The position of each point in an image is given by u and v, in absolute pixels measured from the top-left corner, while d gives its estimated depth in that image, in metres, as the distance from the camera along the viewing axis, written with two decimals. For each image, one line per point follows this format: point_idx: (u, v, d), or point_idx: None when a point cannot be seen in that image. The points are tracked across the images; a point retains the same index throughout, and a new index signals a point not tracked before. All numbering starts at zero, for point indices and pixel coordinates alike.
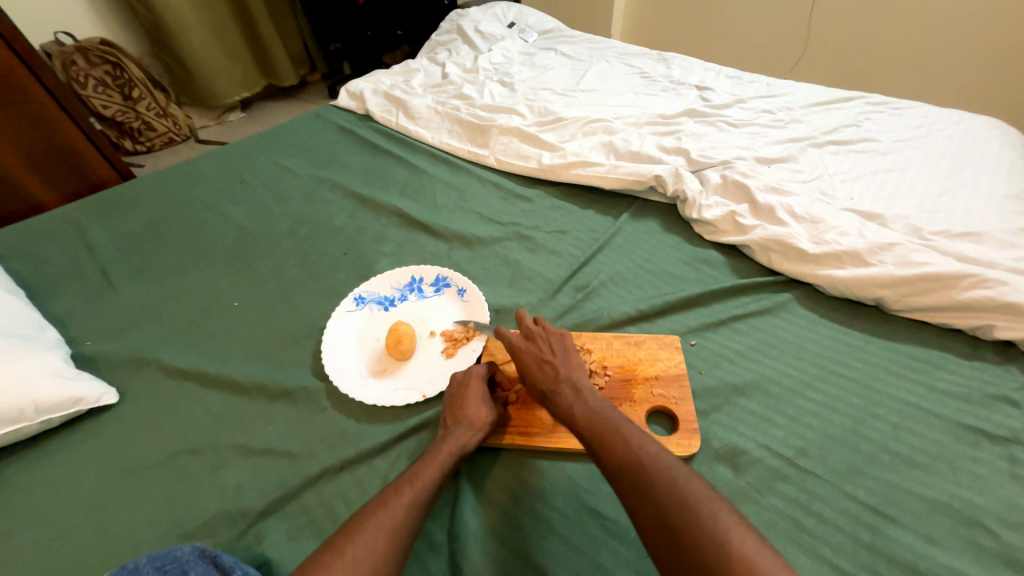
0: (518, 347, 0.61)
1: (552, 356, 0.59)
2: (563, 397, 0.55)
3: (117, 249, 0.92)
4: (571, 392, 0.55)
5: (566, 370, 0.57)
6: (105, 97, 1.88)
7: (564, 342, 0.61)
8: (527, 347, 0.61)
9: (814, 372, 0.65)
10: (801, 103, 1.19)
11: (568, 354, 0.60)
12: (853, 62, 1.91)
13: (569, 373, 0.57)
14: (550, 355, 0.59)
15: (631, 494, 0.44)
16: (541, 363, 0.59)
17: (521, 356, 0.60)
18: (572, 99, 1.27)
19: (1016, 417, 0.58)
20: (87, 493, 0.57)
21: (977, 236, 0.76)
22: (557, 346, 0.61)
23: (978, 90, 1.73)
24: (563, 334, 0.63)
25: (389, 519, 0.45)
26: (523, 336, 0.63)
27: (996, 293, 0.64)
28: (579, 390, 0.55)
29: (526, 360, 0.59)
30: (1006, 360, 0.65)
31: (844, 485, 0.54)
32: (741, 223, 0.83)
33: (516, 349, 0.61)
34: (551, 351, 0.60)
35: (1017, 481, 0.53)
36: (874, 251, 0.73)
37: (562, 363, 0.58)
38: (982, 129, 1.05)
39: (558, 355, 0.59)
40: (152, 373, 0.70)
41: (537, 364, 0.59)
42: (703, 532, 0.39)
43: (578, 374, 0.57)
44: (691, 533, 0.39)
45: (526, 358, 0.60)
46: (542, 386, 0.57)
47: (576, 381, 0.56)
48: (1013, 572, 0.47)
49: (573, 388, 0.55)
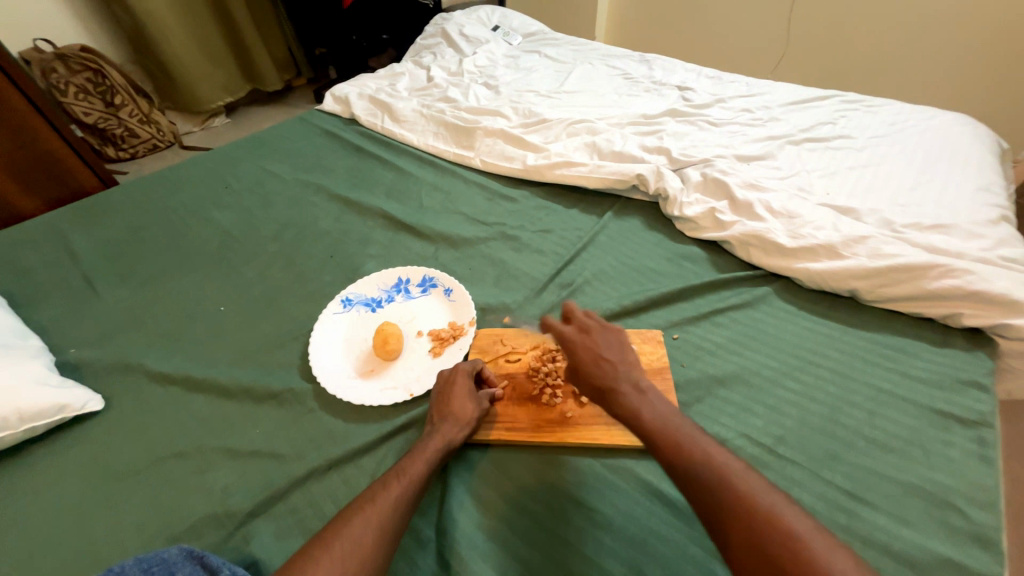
0: (574, 341, 0.59)
1: (608, 352, 0.57)
2: (623, 396, 0.53)
3: (100, 256, 0.92)
4: (632, 391, 0.53)
5: (623, 368, 0.55)
6: (87, 104, 1.85)
7: (619, 336, 0.60)
8: (584, 344, 0.58)
9: (792, 363, 0.67)
10: (779, 101, 1.22)
11: (623, 351, 0.58)
12: (831, 62, 1.96)
13: (627, 370, 0.55)
14: (607, 351, 0.57)
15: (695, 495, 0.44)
16: (597, 359, 0.56)
17: (576, 350, 0.58)
18: (556, 101, 1.28)
19: (985, 401, 0.61)
20: (73, 500, 0.57)
21: (947, 228, 0.79)
22: (613, 343, 0.59)
23: (952, 88, 1.78)
24: (618, 330, 0.61)
25: (377, 515, 0.46)
26: (578, 328, 0.60)
27: (963, 282, 0.67)
28: (639, 390, 0.53)
29: (581, 355, 0.57)
30: (975, 347, 0.67)
31: (821, 470, 0.56)
32: (721, 220, 0.85)
33: (570, 345, 0.59)
34: (607, 346, 0.58)
35: (985, 462, 0.55)
36: (848, 244, 0.75)
37: (619, 361, 0.56)
38: (953, 124, 1.09)
39: (613, 351, 0.57)
40: (137, 379, 0.70)
41: (592, 359, 0.56)
42: (770, 531, 0.39)
43: (636, 372, 0.56)
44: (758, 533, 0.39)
45: (580, 352, 0.58)
46: (596, 383, 0.55)
47: (635, 380, 0.54)
48: (983, 549, 0.49)
49: (634, 388, 0.53)
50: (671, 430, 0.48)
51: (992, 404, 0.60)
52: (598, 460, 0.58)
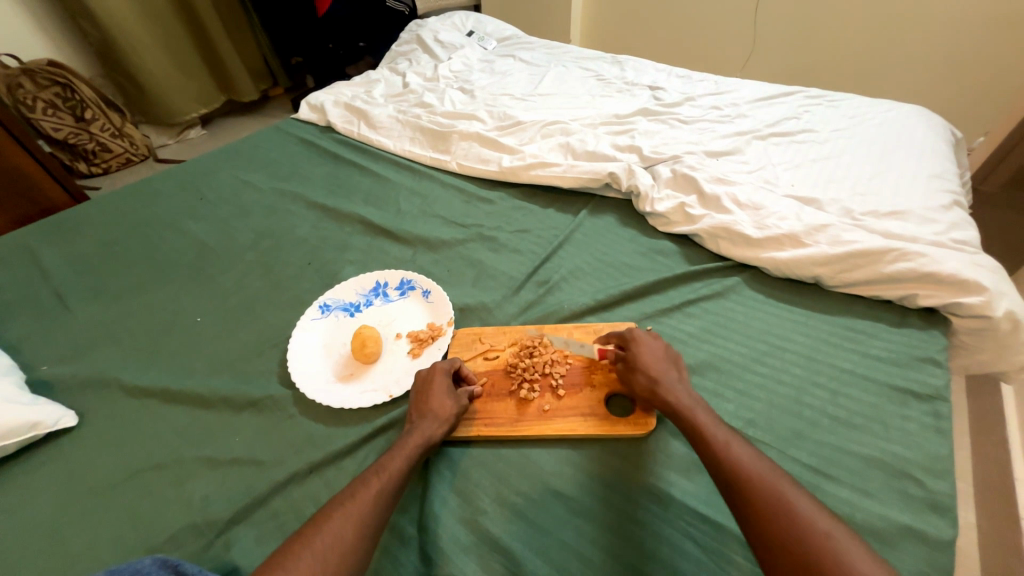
0: (643, 344, 0.63)
1: (670, 358, 0.62)
2: (674, 387, 0.58)
3: (72, 272, 0.90)
4: (680, 385, 0.59)
5: (677, 372, 0.61)
6: (56, 120, 1.81)
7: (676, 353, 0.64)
8: (651, 354, 0.62)
9: (760, 348, 0.70)
10: (745, 98, 1.26)
11: (674, 358, 0.63)
12: (798, 59, 2.02)
13: (679, 373, 0.61)
14: (668, 356, 0.63)
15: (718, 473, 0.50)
16: (663, 361, 0.61)
17: (644, 350, 0.62)
18: (530, 104, 1.30)
19: (939, 376, 0.64)
20: (47, 517, 0.56)
21: (902, 215, 0.83)
22: (669, 352, 0.63)
23: (912, 82, 1.86)
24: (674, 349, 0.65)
25: (358, 511, 0.47)
26: (646, 334, 0.65)
27: (917, 264, 0.70)
28: (688, 387, 0.59)
29: (648, 357, 0.61)
30: (930, 325, 0.71)
31: (787, 449, 0.58)
32: (690, 214, 0.88)
33: (636, 347, 0.63)
34: (669, 353, 0.63)
35: (939, 434, 0.58)
36: (809, 232, 0.78)
37: (675, 365, 0.62)
38: (909, 116, 1.14)
39: (667, 358, 0.62)
40: (112, 393, 0.69)
41: (657, 359, 0.61)
42: (797, 528, 0.44)
43: (685, 375, 0.61)
44: (782, 526, 0.44)
45: (649, 360, 0.61)
46: (654, 376, 0.59)
47: (683, 380, 0.60)
48: (937, 516, 0.51)
49: (683, 383, 0.59)
50: (705, 421, 0.54)
51: (946, 378, 0.64)
52: (576, 451, 0.60)
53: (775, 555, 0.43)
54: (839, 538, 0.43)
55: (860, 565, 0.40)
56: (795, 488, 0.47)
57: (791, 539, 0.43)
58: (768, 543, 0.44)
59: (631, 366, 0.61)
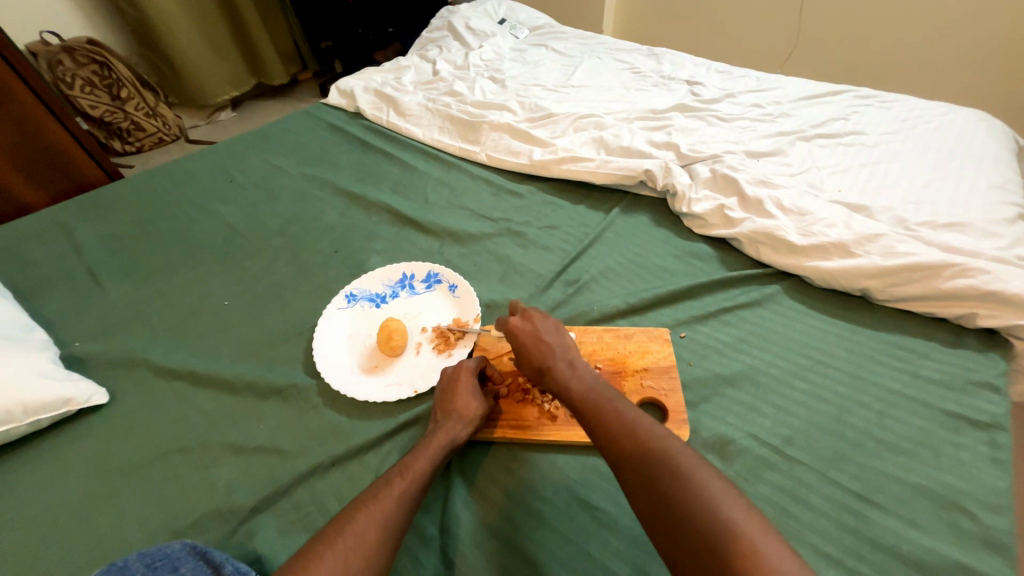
0: (516, 326, 0.61)
1: (550, 336, 0.59)
2: (561, 372, 0.55)
3: (105, 250, 0.92)
4: (568, 370, 0.55)
5: (561, 349, 0.58)
6: (93, 97, 1.85)
7: (555, 324, 0.62)
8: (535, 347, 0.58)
9: (802, 363, 0.66)
10: (790, 96, 1.20)
11: (563, 329, 0.62)
12: (845, 57, 1.92)
13: (565, 351, 0.58)
14: (548, 334, 0.60)
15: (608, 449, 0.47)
16: (537, 341, 0.58)
17: (520, 335, 0.60)
18: (563, 95, 1.27)
19: (998, 403, 0.59)
20: (77, 493, 0.57)
21: (961, 227, 0.77)
22: (553, 327, 0.61)
23: (967, 85, 1.75)
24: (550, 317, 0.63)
25: (381, 509, 0.46)
26: (521, 317, 0.62)
27: (978, 281, 0.65)
28: (575, 366, 0.56)
29: (539, 337, 0.59)
30: (988, 348, 0.66)
31: (829, 471, 0.55)
32: (730, 217, 0.84)
33: (519, 330, 0.60)
34: (548, 330, 0.60)
35: (997, 466, 0.54)
36: (859, 242, 0.74)
37: (557, 342, 0.58)
38: (968, 120, 1.06)
39: (561, 332, 0.61)
40: (141, 373, 0.70)
41: (533, 342, 0.59)
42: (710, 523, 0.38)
43: (572, 351, 0.58)
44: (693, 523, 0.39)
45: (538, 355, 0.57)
46: (537, 363, 0.57)
47: (570, 356, 0.57)
48: (994, 554, 0.48)
49: (569, 365, 0.56)
50: (612, 401, 0.50)
51: (1005, 406, 0.59)
52: (601, 459, 0.58)
53: (663, 527, 0.41)
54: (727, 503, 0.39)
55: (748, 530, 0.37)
56: (708, 469, 0.42)
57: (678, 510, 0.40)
58: (651, 510, 0.42)
59: (522, 346, 0.59)
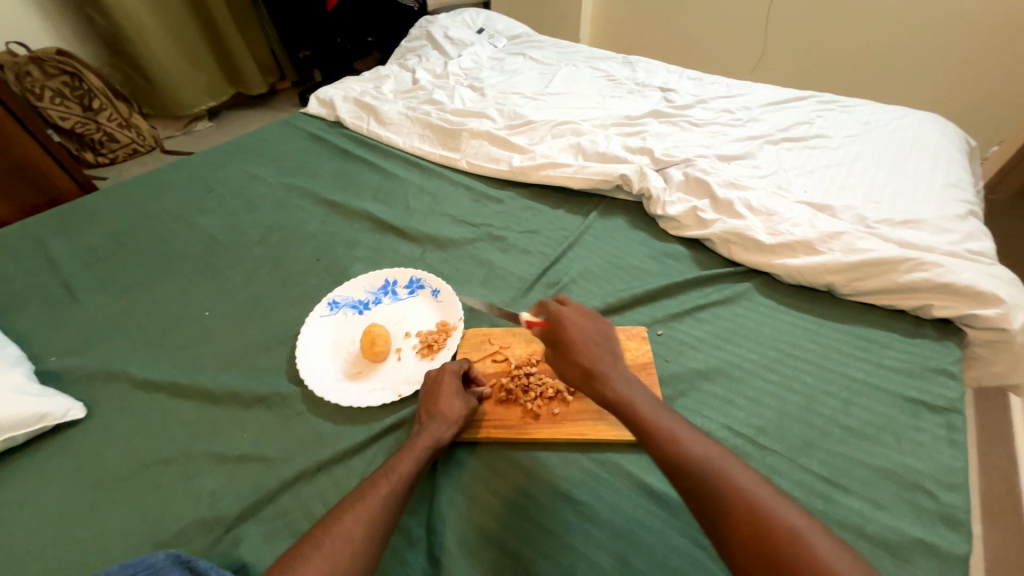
0: (570, 323, 0.58)
1: (600, 342, 0.57)
2: (617, 382, 0.53)
3: (80, 262, 0.90)
4: (623, 380, 0.53)
5: (612, 358, 0.56)
6: (64, 108, 1.81)
7: (606, 328, 0.60)
8: (587, 352, 0.55)
9: (772, 356, 0.69)
10: (758, 102, 1.25)
11: (611, 333, 0.59)
12: (811, 64, 2.00)
13: (617, 358, 0.56)
14: (600, 337, 0.58)
15: (679, 479, 0.45)
16: (589, 344, 0.56)
17: (573, 335, 0.57)
18: (541, 103, 1.30)
19: (953, 388, 0.63)
20: (53, 509, 0.56)
21: (917, 223, 0.82)
22: (604, 332, 0.59)
23: (926, 89, 1.84)
24: (603, 321, 0.60)
25: (367, 510, 0.46)
26: (573, 314, 0.60)
27: (933, 274, 0.69)
28: (627, 376, 0.54)
29: (596, 340, 0.57)
30: (944, 336, 0.70)
31: (800, 459, 0.58)
32: (702, 218, 0.87)
33: (573, 331, 0.57)
34: (599, 335, 0.58)
35: (953, 447, 0.57)
36: (823, 239, 0.78)
37: (609, 347, 0.57)
38: (924, 123, 1.13)
39: (611, 337, 0.59)
40: (120, 386, 0.69)
41: (585, 343, 0.56)
42: (751, 508, 0.41)
43: (622, 359, 0.56)
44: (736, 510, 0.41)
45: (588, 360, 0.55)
46: (588, 366, 0.54)
47: (619, 365, 0.55)
48: (952, 530, 0.51)
49: (623, 375, 0.54)
50: (652, 405, 0.51)
51: (959, 390, 0.63)
52: (583, 455, 0.59)
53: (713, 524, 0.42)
54: (795, 521, 0.40)
55: (794, 523, 0.40)
56: (733, 459, 0.46)
57: (777, 546, 0.38)
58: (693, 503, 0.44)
59: (575, 348, 0.56)
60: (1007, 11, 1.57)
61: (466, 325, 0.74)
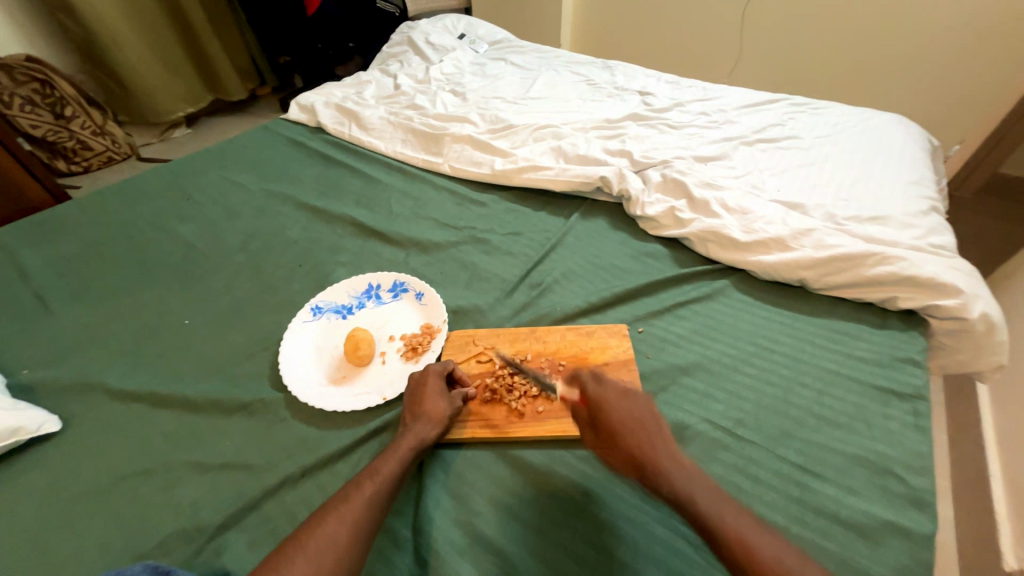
0: (609, 403, 0.54)
1: (644, 422, 0.52)
2: (675, 474, 0.48)
3: (54, 273, 0.88)
4: (681, 471, 0.48)
5: (660, 439, 0.51)
6: (34, 116, 1.76)
7: (647, 403, 0.55)
8: (633, 438, 0.51)
9: (749, 350, 0.71)
10: (733, 105, 1.28)
11: (652, 407, 0.55)
12: (784, 68, 2.06)
13: (669, 442, 0.51)
14: (646, 417, 0.53)
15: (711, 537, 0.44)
16: (635, 426, 0.52)
17: (615, 417, 0.52)
18: (522, 107, 1.31)
19: (918, 376, 0.66)
20: (27, 525, 0.55)
21: (883, 220, 0.85)
22: (646, 408, 0.54)
23: (892, 91, 1.91)
24: (641, 394, 0.56)
25: (351, 511, 0.47)
26: (611, 395, 0.55)
27: (898, 268, 0.73)
28: (685, 466, 0.49)
29: (638, 420, 0.52)
30: (910, 327, 0.73)
31: (776, 448, 0.59)
32: (680, 218, 0.89)
33: (615, 416, 0.53)
34: (641, 413, 0.53)
35: (920, 432, 0.60)
36: (795, 236, 0.80)
37: (659, 429, 0.52)
38: (889, 124, 1.17)
39: (653, 412, 0.54)
40: (97, 398, 0.68)
41: (629, 425, 0.52)
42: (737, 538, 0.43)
43: (675, 443, 0.51)
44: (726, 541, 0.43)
45: (633, 446, 0.51)
46: (638, 454, 0.50)
47: (674, 451, 0.50)
48: (920, 511, 0.53)
49: (680, 465, 0.49)
50: (661, 454, 0.50)
51: (925, 378, 0.66)
52: (568, 451, 0.60)
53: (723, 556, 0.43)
54: (774, 544, 0.43)
55: (774, 548, 0.42)
56: (706, 485, 0.48)
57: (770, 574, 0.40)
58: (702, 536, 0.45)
59: (618, 435, 0.52)
60: (966, 16, 1.64)
61: (450, 327, 0.74)
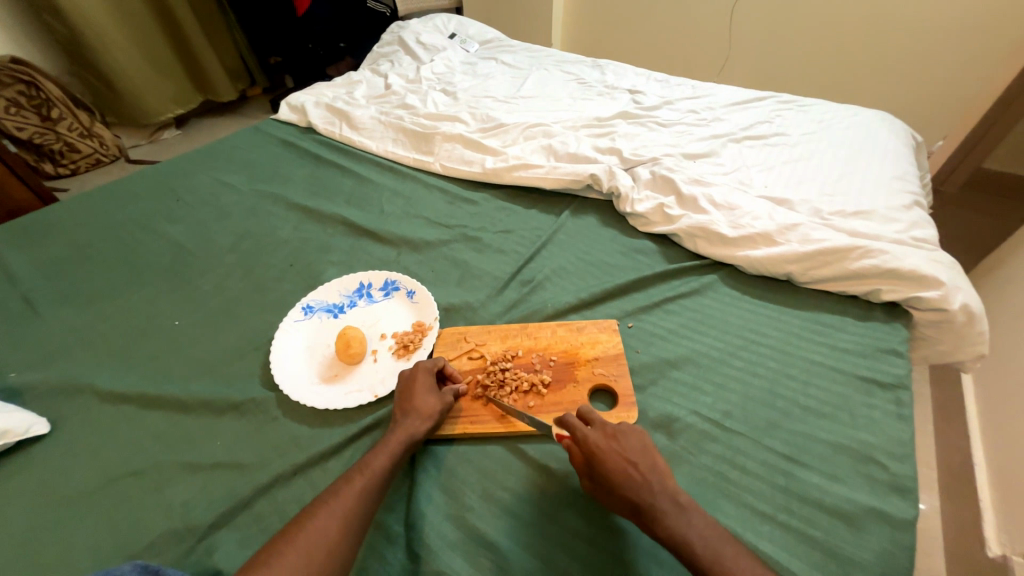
0: (602, 446, 0.53)
1: (638, 462, 0.52)
2: (669, 517, 0.48)
3: (42, 276, 0.88)
4: (675, 513, 0.48)
5: (655, 478, 0.51)
6: (20, 118, 1.74)
7: (640, 442, 0.55)
8: (628, 479, 0.51)
9: (736, 343, 0.72)
10: (721, 102, 1.30)
11: (646, 445, 0.55)
12: (772, 66, 2.09)
13: (662, 482, 0.51)
14: (638, 457, 0.52)
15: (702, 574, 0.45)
16: (627, 469, 0.51)
17: (605, 461, 0.52)
18: (513, 106, 1.32)
19: (901, 366, 0.67)
20: (16, 528, 0.55)
21: (867, 214, 0.87)
22: (639, 448, 0.54)
23: (878, 89, 1.94)
24: (635, 434, 0.56)
25: (342, 506, 0.48)
26: (602, 437, 0.55)
27: (880, 261, 0.74)
28: (680, 506, 0.49)
29: (632, 460, 0.52)
30: (894, 318, 0.74)
31: (763, 439, 0.61)
32: (669, 214, 0.91)
33: (610, 457, 0.52)
34: (635, 453, 0.53)
35: (903, 421, 0.61)
36: (781, 231, 0.82)
37: (652, 470, 0.51)
38: (874, 120, 1.19)
39: (648, 451, 0.54)
40: (86, 400, 0.68)
41: (622, 469, 0.51)
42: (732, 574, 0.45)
43: (669, 481, 0.51)
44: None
45: (629, 487, 0.50)
46: (631, 497, 0.50)
47: (668, 489, 0.50)
48: (902, 498, 0.54)
49: (674, 505, 0.49)
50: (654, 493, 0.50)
51: (906, 368, 0.67)
52: (558, 445, 0.61)
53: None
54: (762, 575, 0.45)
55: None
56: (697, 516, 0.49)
57: None
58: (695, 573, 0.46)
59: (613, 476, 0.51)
60: (948, 13, 1.67)
61: (442, 324, 0.75)
